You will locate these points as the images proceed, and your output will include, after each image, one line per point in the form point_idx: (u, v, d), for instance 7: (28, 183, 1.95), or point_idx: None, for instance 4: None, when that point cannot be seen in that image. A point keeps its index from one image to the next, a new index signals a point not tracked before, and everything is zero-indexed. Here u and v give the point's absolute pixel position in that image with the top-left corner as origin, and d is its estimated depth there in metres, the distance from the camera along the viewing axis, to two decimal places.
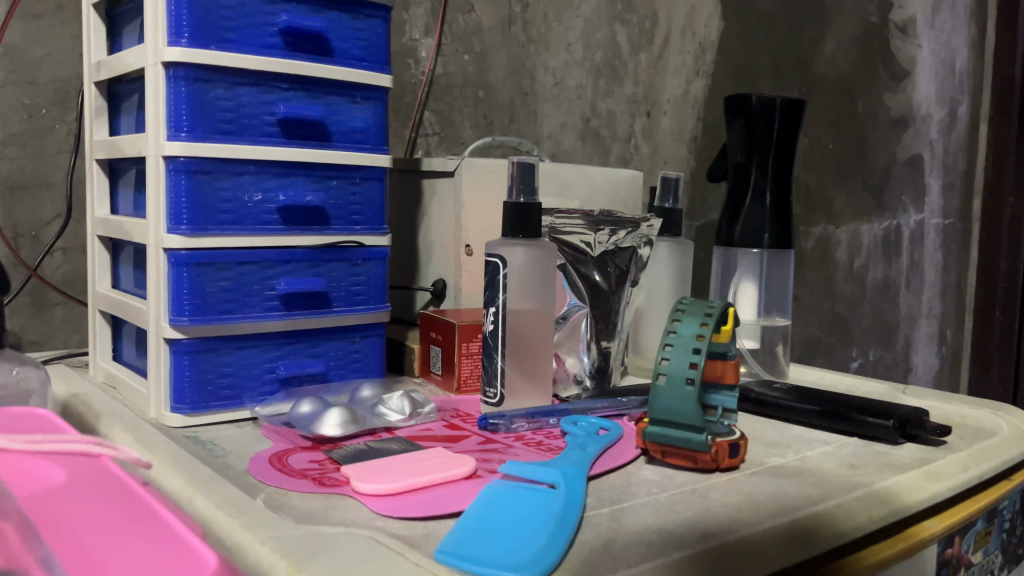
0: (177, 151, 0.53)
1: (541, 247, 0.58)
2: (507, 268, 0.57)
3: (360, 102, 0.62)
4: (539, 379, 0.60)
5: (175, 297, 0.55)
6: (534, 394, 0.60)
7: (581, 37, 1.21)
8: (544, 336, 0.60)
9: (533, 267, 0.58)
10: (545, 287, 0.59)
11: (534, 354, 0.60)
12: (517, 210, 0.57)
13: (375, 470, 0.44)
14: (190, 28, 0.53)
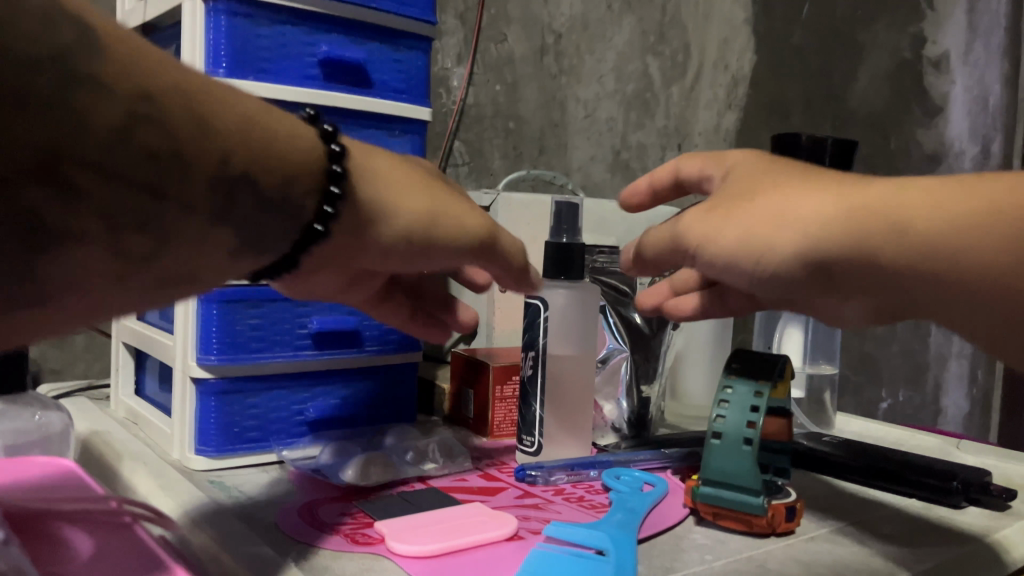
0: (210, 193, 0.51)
1: (585, 291, 0.56)
2: (549, 311, 0.55)
3: (398, 135, 0.60)
4: (579, 429, 0.57)
5: (202, 335, 0.53)
6: (573, 444, 0.57)
7: (613, 68, 1.20)
8: (585, 386, 0.57)
9: (576, 311, 0.56)
10: (587, 332, 0.57)
11: (576, 404, 0.57)
12: (560, 250, 0.55)
13: (411, 528, 0.42)
14: (229, 57, 0.52)
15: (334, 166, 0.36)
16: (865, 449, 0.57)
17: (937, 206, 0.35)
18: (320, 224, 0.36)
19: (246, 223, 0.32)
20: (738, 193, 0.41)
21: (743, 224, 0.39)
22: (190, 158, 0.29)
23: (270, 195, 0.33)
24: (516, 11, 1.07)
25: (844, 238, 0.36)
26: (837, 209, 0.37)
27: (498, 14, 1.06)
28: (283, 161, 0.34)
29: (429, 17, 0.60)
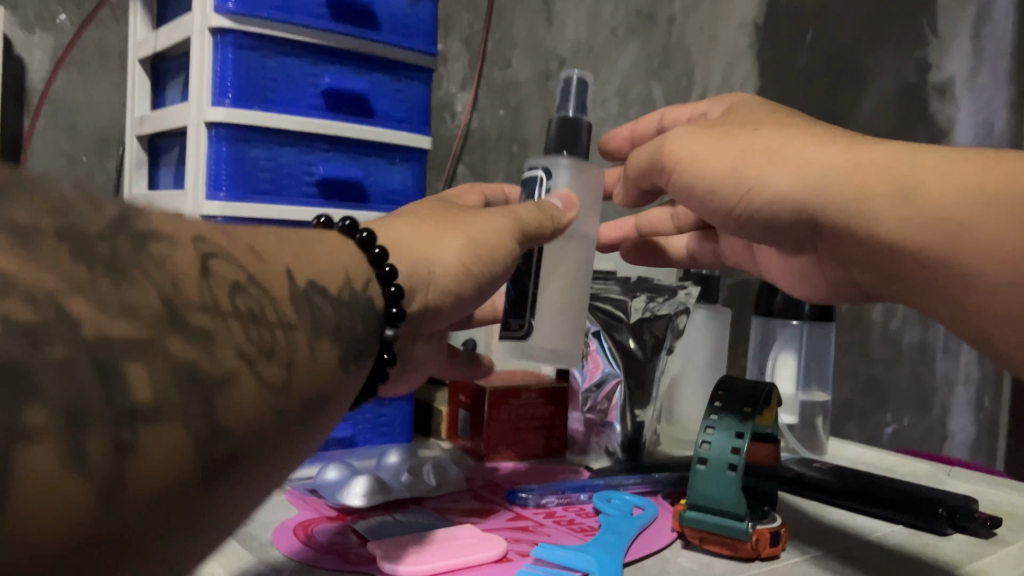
0: (220, 121, 0.53)
1: (589, 169, 0.51)
2: (555, 184, 0.50)
3: (398, 163, 0.63)
4: (571, 329, 0.52)
5: (213, 173, 0.54)
6: (563, 345, 0.51)
7: (618, 91, 1.21)
8: (580, 274, 0.52)
9: (580, 187, 0.51)
10: (587, 213, 0.52)
11: (571, 298, 0.51)
12: (567, 124, 0.50)
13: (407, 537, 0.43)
14: (234, 88, 0.54)
15: (385, 266, 0.38)
16: (852, 476, 0.57)
17: (934, 184, 0.39)
18: (399, 312, 0.38)
19: (348, 318, 0.34)
20: (743, 125, 0.46)
21: (735, 153, 0.44)
22: (276, 289, 0.30)
23: (351, 294, 0.35)
24: (521, 36, 1.09)
25: (828, 190, 0.41)
26: (829, 160, 0.41)
27: (503, 38, 1.08)
28: (339, 263, 0.36)
29: (430, 49, 0.62)
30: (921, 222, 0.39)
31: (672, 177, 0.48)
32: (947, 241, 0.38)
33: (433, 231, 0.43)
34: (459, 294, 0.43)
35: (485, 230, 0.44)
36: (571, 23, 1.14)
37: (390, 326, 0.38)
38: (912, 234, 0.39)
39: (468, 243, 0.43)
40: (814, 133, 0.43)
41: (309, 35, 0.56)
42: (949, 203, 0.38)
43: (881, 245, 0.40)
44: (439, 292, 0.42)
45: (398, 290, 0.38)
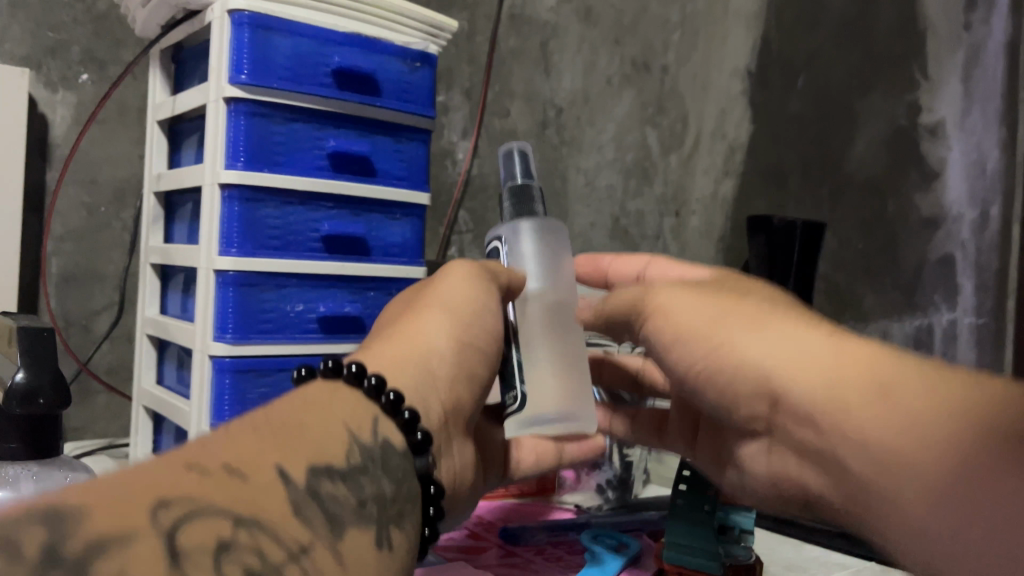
0: (227, 266, 0.58)
1: (551, 227, 0.52)
2: (521, 247, 0.51)
3: (398, 219, 0.68)
4: (573, 395, 0.50)
5: (220, 315, 0.59)
6: (564, 407, 0.49)
7: (613, 138, 1.25)
8: (568, 337, 0.51)
9: (546, 248, 0.51)
10: (560, 274, 0.51)
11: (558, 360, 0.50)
12: (517, 191, 0.51)
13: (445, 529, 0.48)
14: (246, 152, 0.58)
15: (385, 393, 0.39)
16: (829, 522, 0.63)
17: (901, 372, 0.35)
18: (423, 435, 0.39)
19: (362, 480, 0.34)
20: (732, 292, 0.46)
21: (717, 318, 0.44)
22: (271, 521, 0.29)
23: (364, 449, 0.36)
24: (519, 87, 1.14)
25: (798, 370, 0.39)
26: (810, 336, 0.40)
27: (502, 89, 1.12)
28: (336, 419, 0.36)
29: (428, 112, 0.68)
30: (884, 411, 0.35)
31: (654, 330, 0.47)
32: (907, 443, 0.33)
33: (410, 331, 0.45)
34: (463, 371, 0.45)
35: (456, 308, 0.46)
36: (568, 74, 1.19)
37: (420, 453, 0.39)
38: (870, 423, 0.35)
39: (446, 325, 0.45)
40: (807, 317, 0.42)
41: (317, 102, 0.61)
42: (903, 387, 0.35)
43: (840, 435, 0.37)
44: (443, 378, 0.44)
45: (410, 414, 0.39)
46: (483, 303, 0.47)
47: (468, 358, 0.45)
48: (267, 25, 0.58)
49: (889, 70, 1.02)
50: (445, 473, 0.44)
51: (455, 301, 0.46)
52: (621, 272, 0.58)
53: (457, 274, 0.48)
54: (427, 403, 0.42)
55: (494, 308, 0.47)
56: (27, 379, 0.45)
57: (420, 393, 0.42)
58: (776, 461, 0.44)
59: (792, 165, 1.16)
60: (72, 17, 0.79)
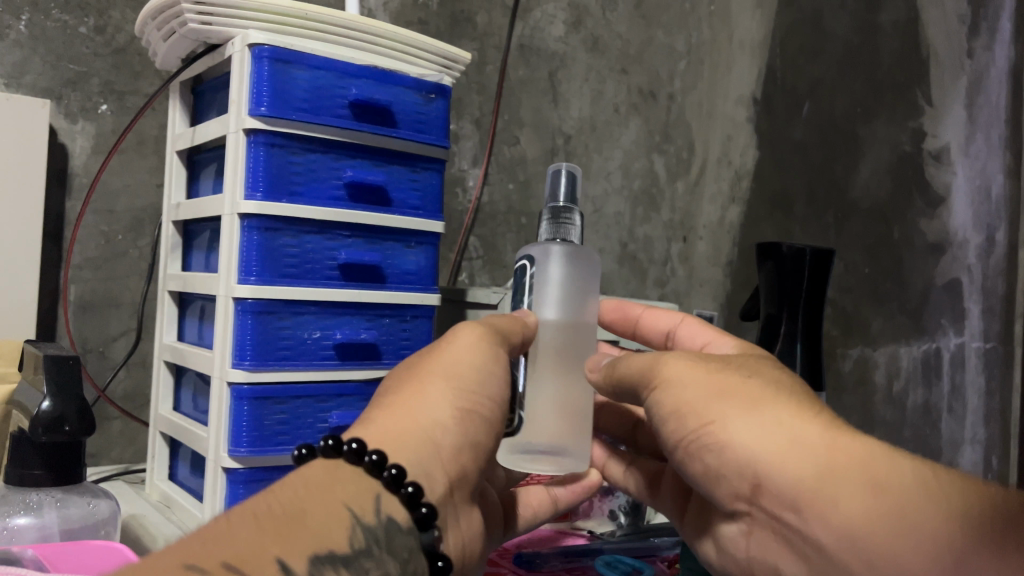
0: (246, 295, 0.59)
1: (583, 257, 0.51)
2: (548, 272, 0.50)
3: (413, 247, 0.69)
4: (566, 438, 0.49)
5: (239, 342, 0.60)
6: (555, 443, 0.49)
7: (621, 166, 1.26)
8: (573, 377, 0.51)
9: (572, 277, 0.50)
10: (579, 307, 0.51)
11: (555, 397, 0.50)
12: (556, 215, 0.51)
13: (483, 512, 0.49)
14: (265, 183, 0.60)
15: (386, 469, 0.41)
16: None
17: (900, 478, 0.38)
18: (427, 511, 0.41)
19: (367, 565, 0.38)
20: (733, 367, 0.45)
21: (713, 397, 0.44)
22: None
23: (368, 531, 0.39)
24: (528, 116, 1.16)
25: (792, 460, 0.40)
26: (807, 425, 0.40)
27: (511, 118, 1.14)
28: (338, 501, 0.39)
29: (442, 142, 0.69)
30: (879, 506, 0.37)
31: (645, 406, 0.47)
32: (900, 544, 0.36)
33: (413, 403, 0.45)
34: (468, 440, 0.45)
35: (460, 377, 0.46)
36: (576, 103, 1.21)
37: (423, 529, 0.41)
38: (864, 520, 0.37)
39: (449, 401, 0.45)
40: (800, 400, 0.42)
41: (334, 134, 0.63)
42: (905, 495, 0.37)
43: (823, 526, 0.38)
44: (448, 450, 0.44)
45: (415, 489, 0.40)
46: (485, 370, 0.47)
47: (473, 427, 0.45)
48: (286, 59, 0.60)
49: (892, 97, 1.03)
50: (451, 545, 0.44)
51: (459, 370, 0.46)
52: (653, 326, 0.62)
53: (458, 338, 0.48)
54: (431, 477, 0.43)
55: (497, 373, 0.47)
56: (52, 407, 0.46)
57: (425, 467, 0.43)
58: (750, 543, 0.45)
59: (798, 191, 1.16)
60: (92, 50, 0.81)
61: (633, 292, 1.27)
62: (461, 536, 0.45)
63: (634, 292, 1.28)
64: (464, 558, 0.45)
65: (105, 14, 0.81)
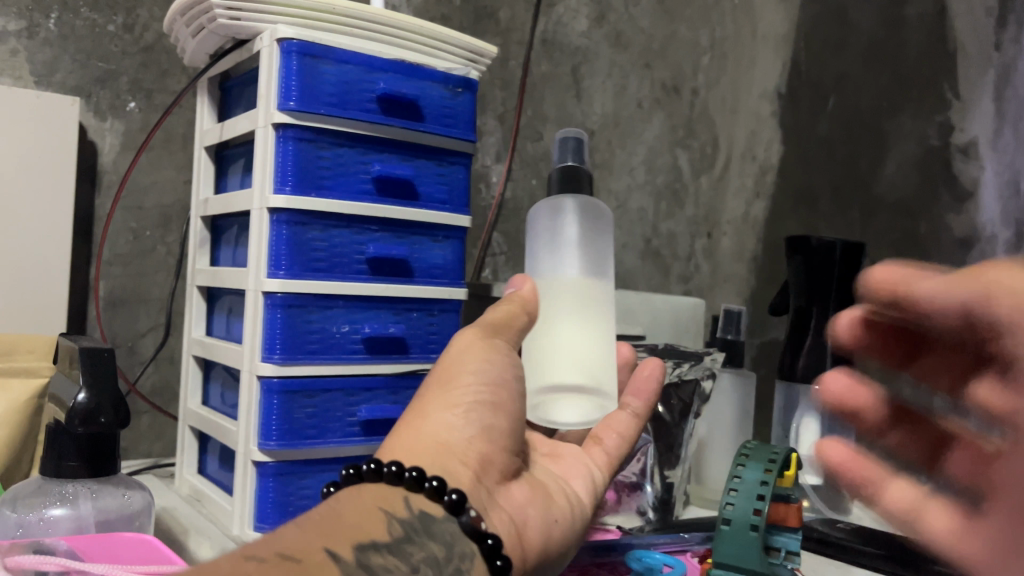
0: (275, 288, 0.59)
1: (592, 206, 0.52)
2: (563, 220, 0.51)
3: (441, 241, 0.69)
4: (595, 384, 0.49)
5: (268, 336, 0.60)
6: (585, 387, 0.49)
7: (644, 161, 1.25)
8: (599, 325, 0.50)
9: (586, 228, 0.51)
10: (595, 256, 0.51)
11: (583, 343, 0.49)
12: (566, 171, 0.53)
13: (577, 469, 0.54)
14: (294, 176, 0.60)
15: (407, 472, 0.42)
16: (874, 536, 0.65)
17: None
18: (455, 495, 0.42)
19: (410, 547, 0.39)
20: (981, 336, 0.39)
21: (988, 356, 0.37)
22: None
23: (404, 522, 0.40)
24: (552, 112, 1.15)
25: None
26: None
27: (534, 114, 1.13)
28: (371, 505, 0.41)
29: (469, 136, 0.69)
30: None
31: None
32: None
33: (419, 413, 0.47)
34: (479, 427, 0.46)
35: (455, 375, 0.47)
36: (599, 98, 1.20)
37: (459, 512, 0.42)
38: None
39: (448, 400, 0.46)
40: None
41: (362, 128, 0.63)
42: None
43: None
44: (463, 446, 0.45)
45: (437, 481, 0.42)
46: (479, 362, 0.47)
47: (485, 417, 0.47)
48: (315, 53, 0.60)
49: (919, 91, 1.04)
50: (498, 525, 0.44)
51: (453, 369, 0.47)
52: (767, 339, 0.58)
53: (455, 345, 0.49)
54: (454, 470, 0.44)
55: (502, 362, 0.48)
56: (88, 400, 0.46)
57: (444, 464, 0.44)
58: None
59: (822, 187, 1.18)
60: (121, 48, 0.81)
61: (656, 288, 1.26)
62: (506, 513, 0.46)
63: (658, 287, 1.27)
64: (522, 531, 0.46)
65: (133, 13, 0.82)
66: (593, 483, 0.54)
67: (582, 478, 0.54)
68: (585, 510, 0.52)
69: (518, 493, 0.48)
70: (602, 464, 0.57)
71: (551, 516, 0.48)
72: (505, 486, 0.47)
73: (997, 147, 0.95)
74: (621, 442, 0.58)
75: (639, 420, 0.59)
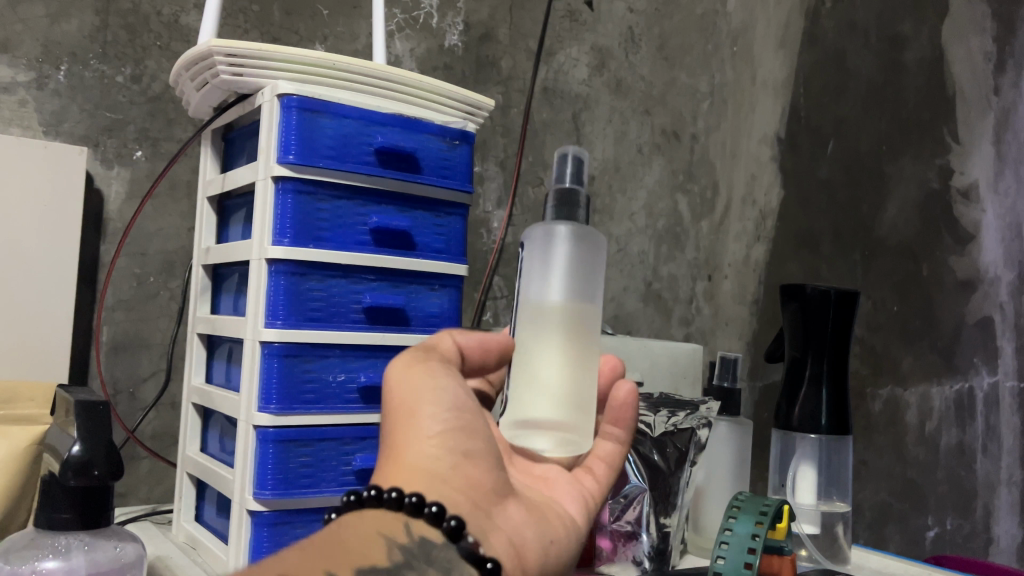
0: (273, 337, 0.60)
1: (587, 240, 0.52)
2: (553, 250, 0.51)
3: (437, 290, 0.70)
4: (573, 417, 0.50)
5: (264, 386, 0.61)
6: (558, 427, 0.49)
7: (645, 206, 1.26)
8: (582, 354, 0.51)
9: (577, 257, 0.51)
10: (585, 287, 0.51)
11: (565, 379, 0.50)
12: (563, 196, 0.52)
13: (568, 492, 0.54)
14: (293, 229, 0.61)
15: (406, 498, 0.43)
16: None
17: None
18: (454, 521, 0.43)
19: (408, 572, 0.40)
20: None
21: None
22: None
23: (403, 548, 0.42)
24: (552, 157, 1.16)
25: None
26: None
27: (535, 160, 1.15)
28: (371, 531, 0.42)
29: (466, 187, 0.71)
30: None
31: None
32: None
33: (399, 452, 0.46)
34: (458, 451, 0.46)
35: (415, 407, 0.46)
36: (600, 144, 1.21)
37: (457, 538, 0.43)
38: None
39: (423, 434, 0.46)
40: None
41: (360, 180, 0.64)
42: None
43: None
44: (449, 473, 0.46)
45: (437, 506, 0.43)
46: (435, 391, 0.47)
47: (463, 441, 0.47)
48: (315, 107, 0.62)
49: (919, 136, 1.09)
50: (498, 547, 0.46)
51: (413, 400, 0.46)
52: None
53: (398, 373, 0.48)
54: (448, 499, 0.45)
55: (452, 383, 0.48)
56: (82, 452, 0.48)
57: (436, 492, 0.45)
58: None
59: (823, 230, 1.20)
60: (129, 98, 0.83)
61: (657, 330, 1.26)
62: (505, 534, 0.47)
63: (659, 330, 1.27)
64: (522, 551, 0.47)
65: (142, 64, 0.84)
66: (586, 507, 0.54)
67: (576, 501, 0.53)
68: (580, 531, 0.52)
69: (516, 512, 0.48)
70: (594, 489, 0.56)
71: (547, 537, 0.49)
72: (501, 505, 0.48)
73: (996, 191, 1.06)
74: (609, 471, 0.58)
75: (623, 448, 0.59)
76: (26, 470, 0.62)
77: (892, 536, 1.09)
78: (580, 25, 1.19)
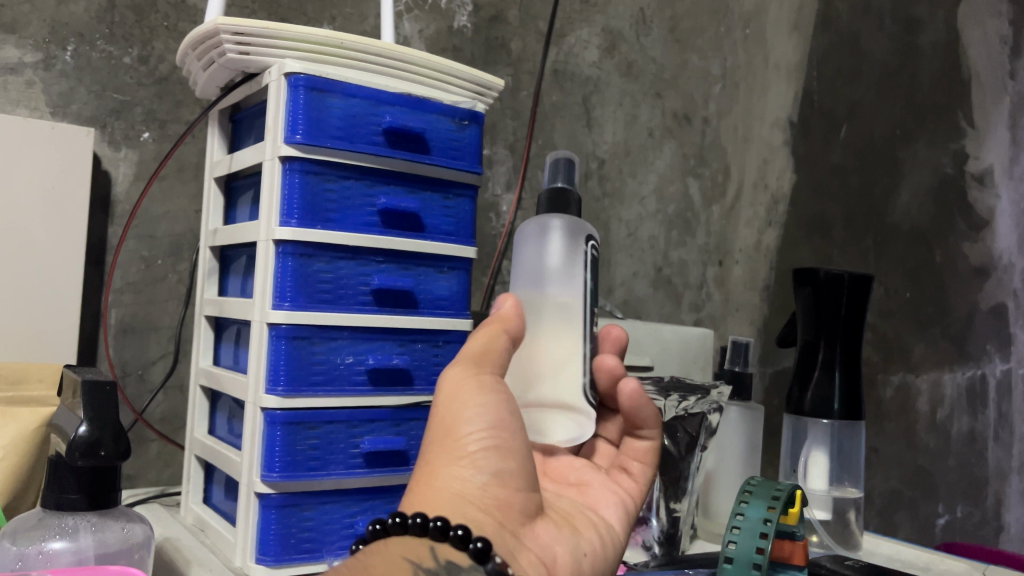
0: (280, 319, 0.60)
1: (580, 232, 0.52)
2: (549, 242, 0.51)
3: (446, 272, 0.70)
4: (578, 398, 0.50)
5: (271, 367, 0.60)
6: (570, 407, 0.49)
7: (654, 190, 1.24)
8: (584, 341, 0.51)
9: (570, 249, 0.52)
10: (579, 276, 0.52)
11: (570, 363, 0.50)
12: (556, 195, 0.53)
13: (604, 497, 0.54)
14: (300, 209, 0.60)
15: (431, 522, 0.42)
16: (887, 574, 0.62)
17: None
18: (480, 542, 0.41)
19: None
20: None
21: None
22: None
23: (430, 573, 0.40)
24: (562, 141, 1.15)
25: None
26: None
27: (545, 143, 1.13)
28: (396, 556, 0.41)
29: (475, 168, 0.70)
30: None
31: None
32: None
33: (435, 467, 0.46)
34: (491, 472, 0.45)
35: (455, 425, 0.46)
36: (610, 127, 1.19)
37: (484, 560, 0.41)
38: None
39: (460, 453, 0.45)
40: None
41: (368, 161, 0.63)
42: None
43: None
44: (479, 494, 0.45)
45: (461, 529, 0.41)
46: (472, 407, 0.46)
47: (498, 462, 0.46)
48: (322, 87, 0.61)
49: (934, 119, 1.11)
50: (526, 567, 0.44)
51: (452, 418, 0.46)
52: None
53: (448, 387, 0.47)
54: (474, 521, 0.44)
55: (497, 400, 0.46)
56: (89, 433, 0.47)
57: (462, 515, 0.43)
58: None
59: (835, 216, 1.18)
60: (136, 79, 0.83)
61: (667, 316, 1.25)
62: (533, 554, 0.45)
63: (669, 315, 1.25)
64: (552, 571, 0.45)
65: (149, 45, 0.83)
66: (625, 511, 0.54)
67: (613, 505, 0.54)
68: (617, 538, 0.52)
69: (544, 531, 0.47)
70: (634, 491, 0.56)
71: (580, 550, 0.48)
72: (530, 525, 0.47)
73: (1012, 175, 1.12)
74: (646, 469, 0.58)
75: (658, 442, 0.59)
76: (33, 452, 0.62)
77: (902, 523, 1.08)
78: (591, 6, 1.17)
